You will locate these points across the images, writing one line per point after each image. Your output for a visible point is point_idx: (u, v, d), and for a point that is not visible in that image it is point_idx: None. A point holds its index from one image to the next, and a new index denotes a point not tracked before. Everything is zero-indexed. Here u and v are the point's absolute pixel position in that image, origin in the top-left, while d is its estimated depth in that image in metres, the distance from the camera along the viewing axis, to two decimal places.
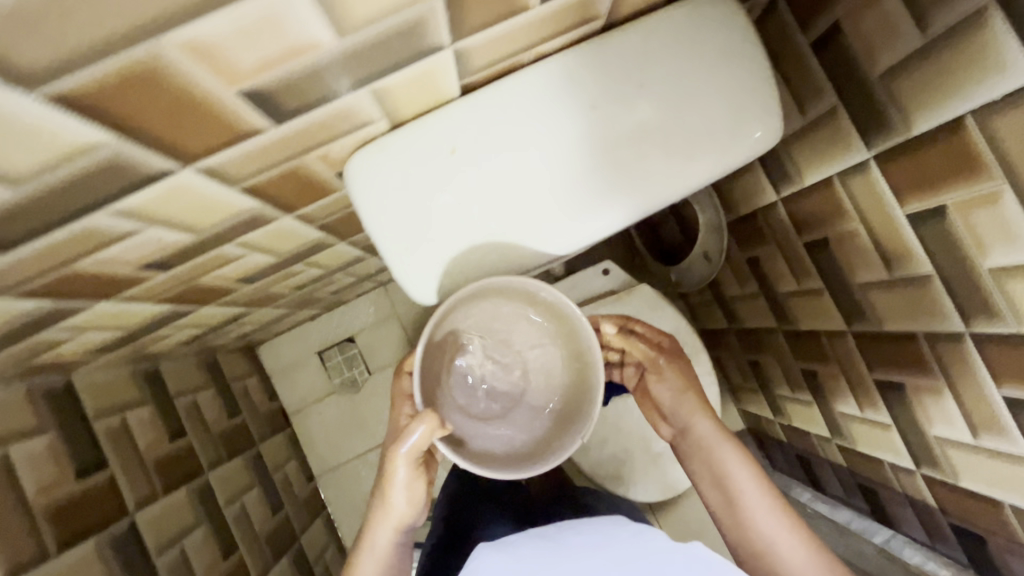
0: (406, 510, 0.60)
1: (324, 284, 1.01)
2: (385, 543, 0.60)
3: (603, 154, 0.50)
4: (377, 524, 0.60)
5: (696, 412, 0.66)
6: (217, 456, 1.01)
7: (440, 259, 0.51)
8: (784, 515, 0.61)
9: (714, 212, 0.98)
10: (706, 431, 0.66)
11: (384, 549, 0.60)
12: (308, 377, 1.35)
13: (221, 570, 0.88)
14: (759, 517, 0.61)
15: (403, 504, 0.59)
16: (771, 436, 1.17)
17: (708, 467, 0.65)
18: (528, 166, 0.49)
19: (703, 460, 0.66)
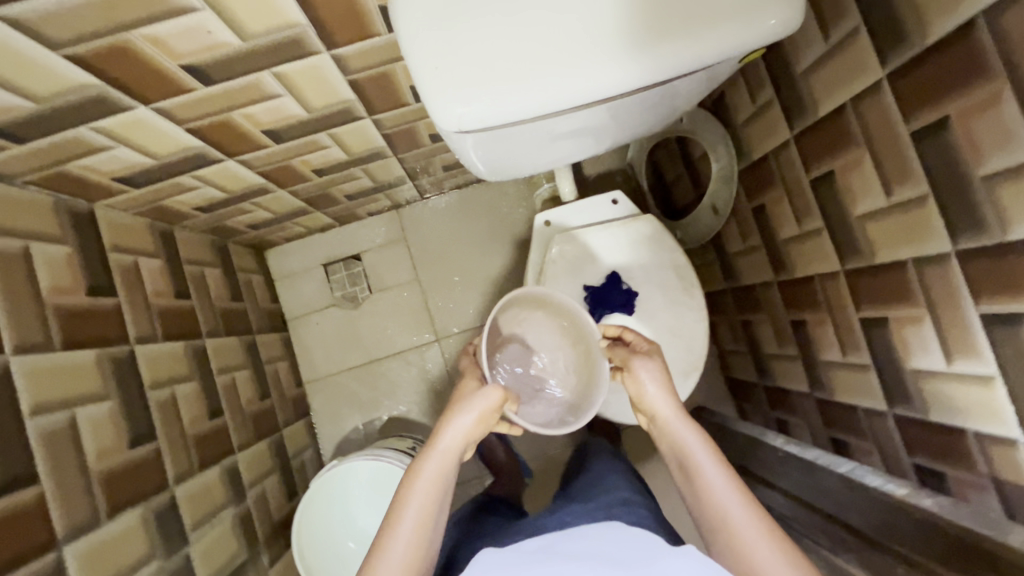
0: (477, 428, 0.64)
1: (342, 178, 1.03)
2: (452, 448, 0.62)
3: (627, 10, 0.54)
4: (447, 437, 0.63)
5: (661, 391, 0.70)
6: (215, 328, 1.04)
7: (465, 84, 0.54)
8: (741, 493, 0.60)
9: (728, 160, 1.01)
10: (667, 410, 0.69)
11: (447, 467, 0.62)
12: (311, 287, 1.38)
13: (206, 425, 0.91)
14: (716, 490, 0.61)
15: (474, 423, 0.64)
16: (753, 399, 1.19)
17: (670, 445, 0.68)
18: (558, 9, 0.54)
19: (666, 438, 0.68)
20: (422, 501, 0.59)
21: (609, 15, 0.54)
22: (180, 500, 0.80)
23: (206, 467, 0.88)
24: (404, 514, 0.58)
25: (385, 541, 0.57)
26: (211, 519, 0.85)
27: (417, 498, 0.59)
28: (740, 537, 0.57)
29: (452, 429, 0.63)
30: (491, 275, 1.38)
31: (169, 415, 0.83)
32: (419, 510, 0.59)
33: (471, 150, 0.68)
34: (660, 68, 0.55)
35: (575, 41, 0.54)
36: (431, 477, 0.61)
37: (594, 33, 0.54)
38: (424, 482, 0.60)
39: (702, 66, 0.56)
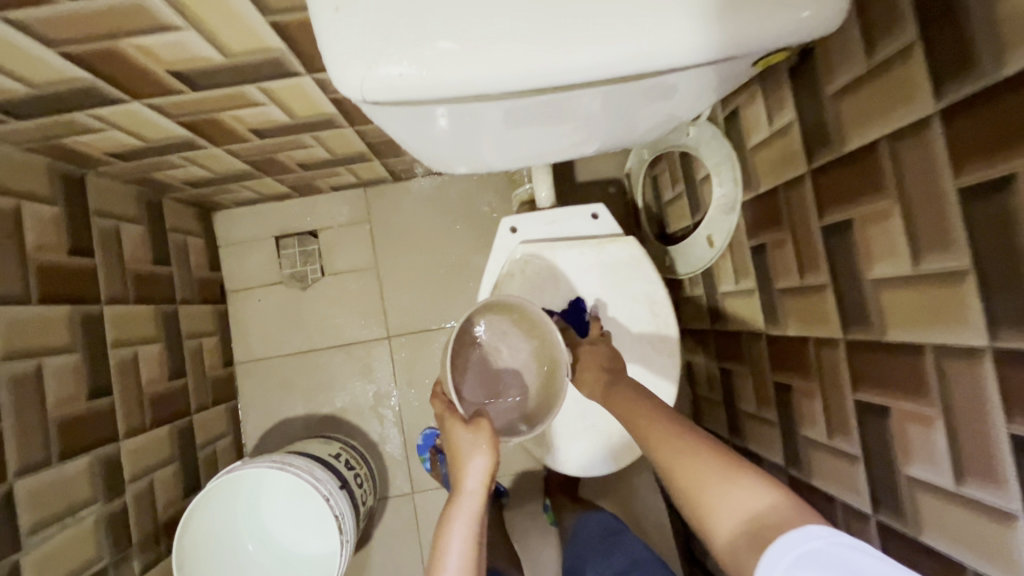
0: (489, 462, 0.63)
1: (290, 144, 0.90)
2: (476, 489, 0.61)
3: None
4: (468, 481, 0.62)
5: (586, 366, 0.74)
6: (123, 293, 0.91)
7: (373, 39, 0.40)
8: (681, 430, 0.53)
9: (732, 187, 0.87)
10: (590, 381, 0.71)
11: (475, 511, 0.60)
12: (259, 259, 1.25)
13: (83, 407, 0.78)
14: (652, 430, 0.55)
15: (484, 460, 0.62)
16: None
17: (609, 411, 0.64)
18: None
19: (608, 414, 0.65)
20: (462, 544, 0.58)
21: None
22: (21, 495, 0.67)
23: (71, 456, 0.75)
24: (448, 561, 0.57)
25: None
26: (64, 519, 0.73)
27: (455, 550, 0.57)
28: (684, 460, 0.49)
29: (466, 471, 0.62)
30: (457, 275, 1.25)
31: (25, 393, 0.70)
32: (460, 558, 0.57)
33: (408, 132, 0.56)
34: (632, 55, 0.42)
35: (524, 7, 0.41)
36: (462, 527, 0.59)
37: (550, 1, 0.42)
38: (455, 534, 0.58)
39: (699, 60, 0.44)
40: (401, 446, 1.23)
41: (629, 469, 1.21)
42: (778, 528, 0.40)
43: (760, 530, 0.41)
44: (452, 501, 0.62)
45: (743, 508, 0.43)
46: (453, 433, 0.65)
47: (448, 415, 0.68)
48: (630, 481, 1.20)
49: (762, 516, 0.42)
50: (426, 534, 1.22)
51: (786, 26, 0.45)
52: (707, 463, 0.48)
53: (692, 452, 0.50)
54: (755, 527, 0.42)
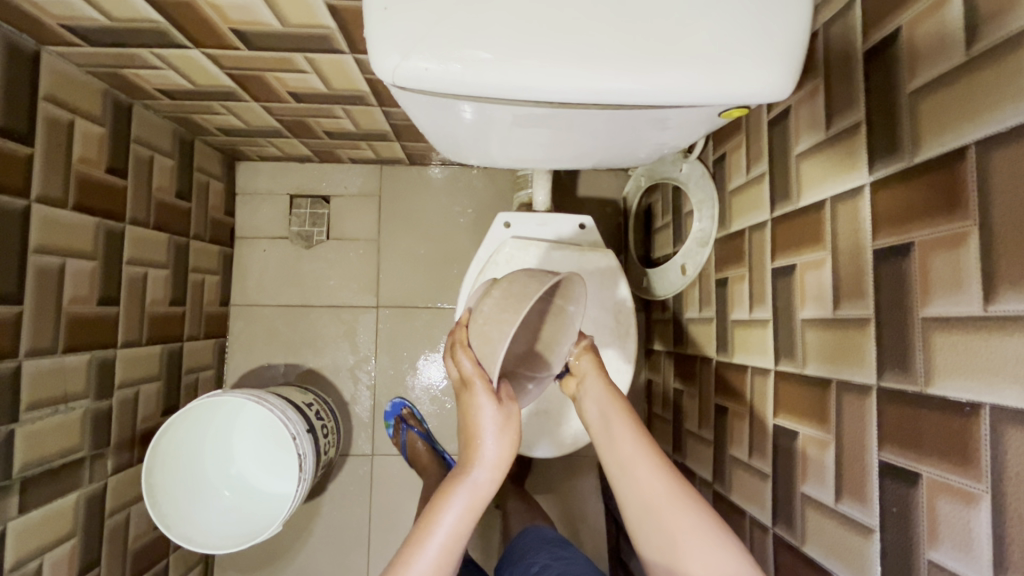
0: (508, 452, 0.68)
1: (322, 110, 0.98)
2: (483, 480, 0.66)
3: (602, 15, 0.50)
4: (478, 469, 0.66)
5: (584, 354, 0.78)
6: (145, 217, 0.99)
7: (409, 35, 0.49)
8: (670, 481, 0.65)
9: (709, 223, 0.96)
10: (586, 368, 0.77)
11: (480, 498, 0.66)
12: (271, 212, 1.33)
13: (91, 310, 0.86)
14: (641, 467, 0.67)
15: (502, 448, 0.67)
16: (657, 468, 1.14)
17: (600, 422, 0.74)
18: None
19: (602, 422, 0.73)
20: (449, 528, 0.63)
21: (582, 11, 0.49)
22: (26, 375, 0.75)
23: (73, 350, 0.83)
24: (432, 538, 0.63)
25: (414, 560, 0.61)
26: (57, 405, 0.80)
27: (447, 525, 0.63)
28: (669, 516, 0.62)
29: (484, 456, 0.67)
30: (452, 261, 1.33)
31: (46, 285, 0.78)
32: (447, 535, 0.63)
33: (426, 115, 0.64)
34: (625, 91, 0.51)
35: (535, 26, 0.49)
36: (460, 506, 0.64)
37: (558, 24, 0.49)
38: (451, 513, 0.64)
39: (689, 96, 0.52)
40: (370, 409, 1.31)
41: (576, 468, 1.29)
42: None
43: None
44: (462, 476, 0.66)
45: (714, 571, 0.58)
46: (479, 407, 0.67)
47: (480, 382, 0.67)
48: (575, 479, 1.28)
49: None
50: (378, 496, 1.29)
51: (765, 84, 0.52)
52: (686, 524, 0.61)
53: (676, 505, 0.63)
54: None
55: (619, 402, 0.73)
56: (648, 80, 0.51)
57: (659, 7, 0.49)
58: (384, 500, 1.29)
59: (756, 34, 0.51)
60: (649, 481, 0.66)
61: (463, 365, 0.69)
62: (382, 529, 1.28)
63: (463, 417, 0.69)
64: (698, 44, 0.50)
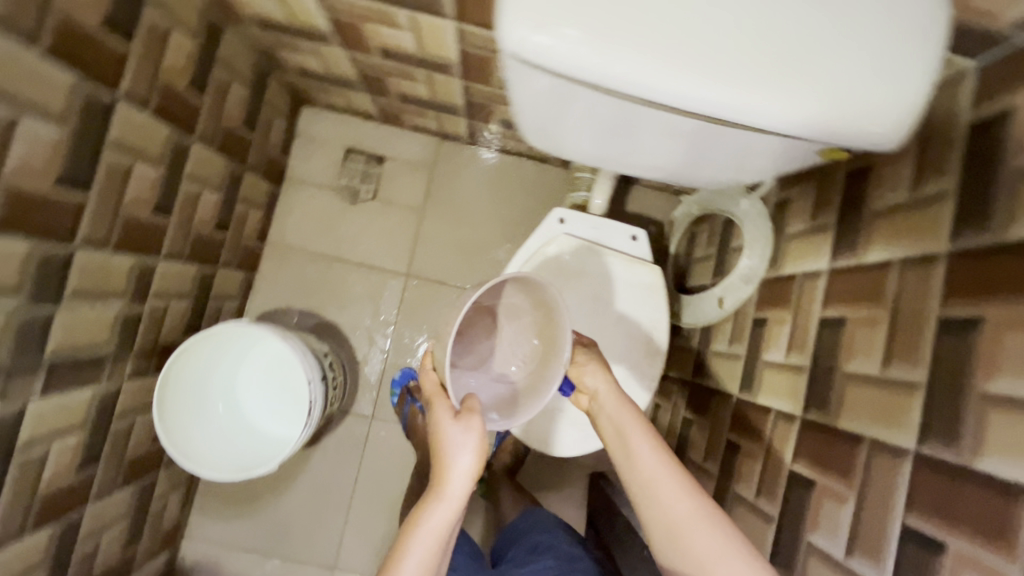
0: (475, 466, 0.67)
1: (406, 71, 0.99)
2: (457, 495, 0.66)
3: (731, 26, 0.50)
4: (451, 487, 0.66)
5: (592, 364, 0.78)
6: (211, 138, 1.00)
7: (542, 7, 0.48)
8: (693, 502, 0.65)
9: (758, 262, 0.96)
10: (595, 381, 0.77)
11: (447, 519, 0.65)
12: (324, 161, 1.34)
13: (146, 215, 0.87)
14: (660, 484, 0.67)
15: (470, 463, 0.66)
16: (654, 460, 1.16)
17: (614, 433, 0.74)
18: None
19: (616, 435, 0.73)
20: (424, 545, 0.65)
21: (712, 22, 0.49)
22: (76, 263, 0.76)
23: (122, 251, 0.84)
24: (408, 556, 0.64)
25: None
26: (97, 300, 0.81)
27: (422, 542, 0.65)
28: (693, 539, 0.63)
29: (453, 474, 0.66)
30: (489, 246, 1.34)
31: (113, 182, 0.79)
32: (425, 549, 0.65)
33: (520, 92, 0.63)
34: (760, 116, 0.51)
35: (665, 25, 0.49)
36: (434, 526, 0.65)
37: (687, 30, 0.49)
38: (425, 532, 0.65)
39: (797, 128, 0.52)
40: (379, 372, 1.31)
41: (567, 476, 1.29)
42: None
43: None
44: (434, 495, 0.66)
45: None
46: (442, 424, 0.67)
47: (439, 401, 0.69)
48: (563, 485, 1.29)
49: None
50: (369, 460, 1.29)
51: (871, 130, 0.52)
52: (712, 546, 0.62)
53: (696, 526, 0.64)
54: None
55: (633, 412, 0.74)
56: (763, 100, 0.50)
57: (797, 38, 0.50)
58: (374, 466, 1.29)
59: (878, 81, 0.51)
60: (669, 501, 0.66)
61: (427, 384, 0.74)
62: (366, 495, 1.28)
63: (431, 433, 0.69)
64: (831, 78, 0.50)
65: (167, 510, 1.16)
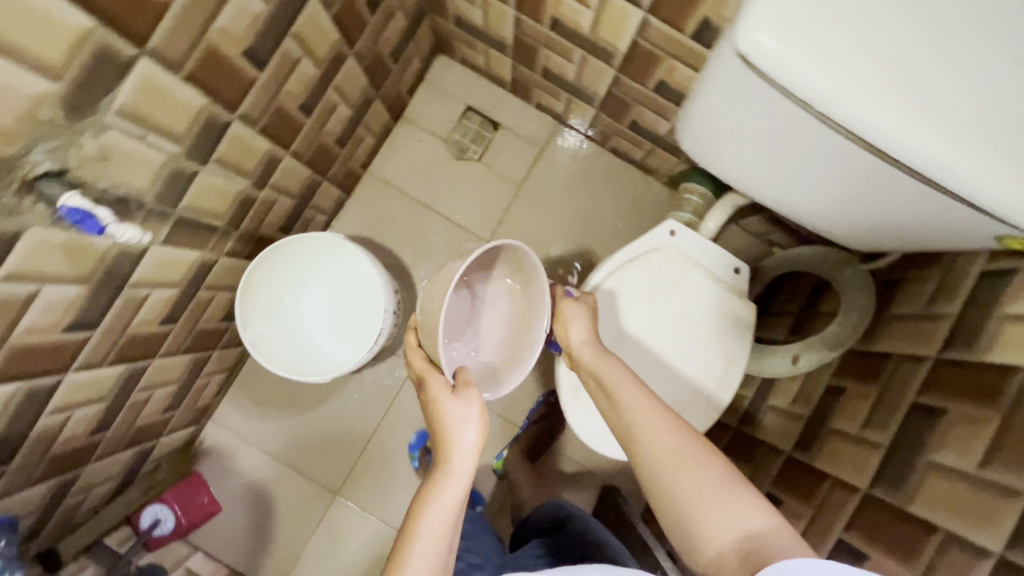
0: (480, 431, 0.71)
1: (565, 49, 1.01)
2: (467, 468, 0.68)
3: (959, 82, 0.50)
4: (459, 460, 0.69)
5: (578, 318, 0.83)
6: (364, 56, 1.03)
7: (786, 17, 0.50)
8: (676, 432, 0.64)
9: (848, 330, 0.94)
10: (579, 335, 0.82)
11: (458, 496, 0.66)
12: (443, 110, 1.37)
13: (292, 109, 0.90)
14: (641, 419, 0.67)
15: (476, 430, 0.70)
16: None
17: (597, 381, 0.77)
18: (915, 31, 0.50)
19: (598, 382, 0.76)
20: (441, 518, 0.64)
21: (943, 75, 0.50)
22: (231, 132, 0.79)
23: (264, 135, 0.87)
24: (422, 530, 0.63)
25: (408, 557, 0.61)
26: (231, 174, 0.85)
27: (438, 511, 0.64)
28: (670, 466, 0.61)
29: (459, 449, 0.69)
30: (573, 239, 1.36)
31: (283, 69, 0.82)
32: (445, 514, 0.64)
33: (726, 94, 0.60)
34: (1011, 201, 0.52)
35: (897, 66, 0.50)
36: (450, 496, 0.66)
37: (917, 77, 0.50)
38: (440, 502, 0.65)
39: (981, 199, 0.53)
40: None
41: (581, 480, 1.30)
42: (766, 548, 0.53)
43: (745, 552, 0.54)
44: (442, 469, 0.68)
45: (733, 530, 0.56)
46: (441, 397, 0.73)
47: (435, 377, 0.76)
48: (575, 488, 1.30)
49: (758, 535, 0.54)
50: (398, 404, 1.32)
51: None
52: (699, 480, 0.59)
53: (678, 463, 0.61)
54: (746, 548, 0.54)
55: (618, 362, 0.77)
56: (961, 161, 0.51)
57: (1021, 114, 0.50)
58: (401, 412, 1.31)
59: None
60: (649, 433, 0.65)
61: (416, 362, 0.79)
62: (387, 436, 1.31)
63: (430, 412, 0.74)
64: None
65: (206, 388, 1.20)
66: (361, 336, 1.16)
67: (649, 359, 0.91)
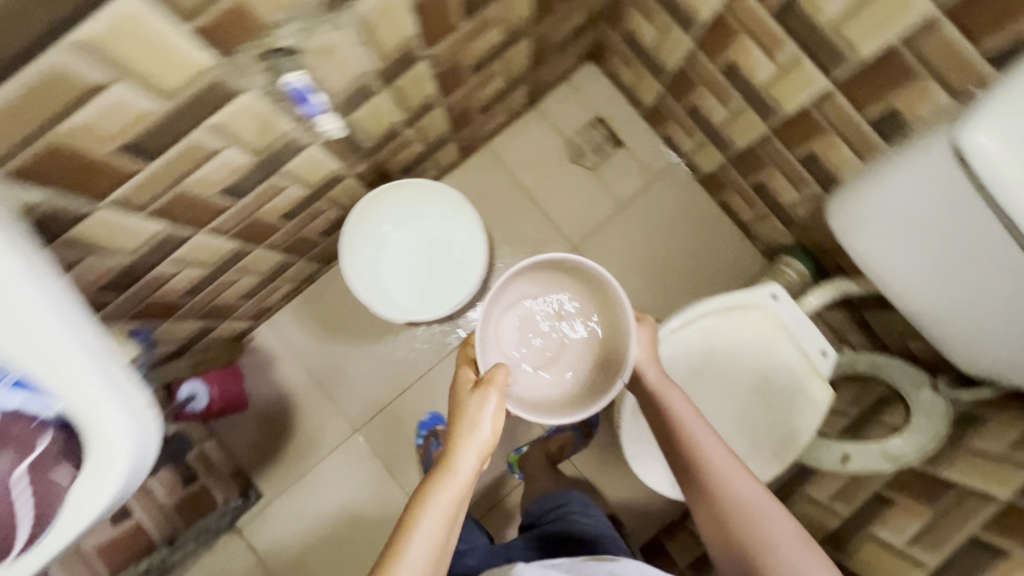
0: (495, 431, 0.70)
1: (727, 95, 1.03)
2: (468, 468, 0.68)
3: None
4: (462, 458, 0.68)
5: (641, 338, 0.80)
6: (538, 40, 1.07)
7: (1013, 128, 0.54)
8: (742, 477, 0.71)
9: (912, 451, 0.94)
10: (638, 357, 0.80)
11: (455, 495, 0.67)
12: (573, 112, 1.41)
13: (468, 65, 0.95)
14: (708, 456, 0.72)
15: (490, 428, 0.69)
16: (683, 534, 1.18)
17: (656, 405, 0.78)
18: None
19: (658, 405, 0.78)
20: (438, 514, 0.66)
21: None
22: (417, 68, 0.84)
23: (437, 80, 0.92)
24: (421, 522, 0.66)
25: (406, 546, 0.65)
26: (398, 105, 0.89)
27: (439, 504, 0.67)
28: (738, 509, 0.69)
29: (468, 443, 0.68)
30: (655, 272, 1.38)
31: (480, 27, 0.87)
32: (440, 513, 0.66)
33: (914, 181, 0.67)
34: None
35: None
36: (449, 493, 0.67)
37: None
38: (439, 498, 0.67)
39: None
40: None
41: None
42: None
43: None
44: (446, 464, 0.68)
45: None
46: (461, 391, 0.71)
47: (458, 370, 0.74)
48: None
49: None
50: (440, 368, 1.34)
51: None
52: (766, 525, 0.68)
53: (749, 508, 0.69)
54: None
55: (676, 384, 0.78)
56: None
57: None
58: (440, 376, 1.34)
59: None
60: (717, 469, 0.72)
61: None
62: (419, 394, 1.33)
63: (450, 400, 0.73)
64: None
65: (275, 291, 1.24)
66: (432, 295, 1.20)
67: (715, 409, 0.93)
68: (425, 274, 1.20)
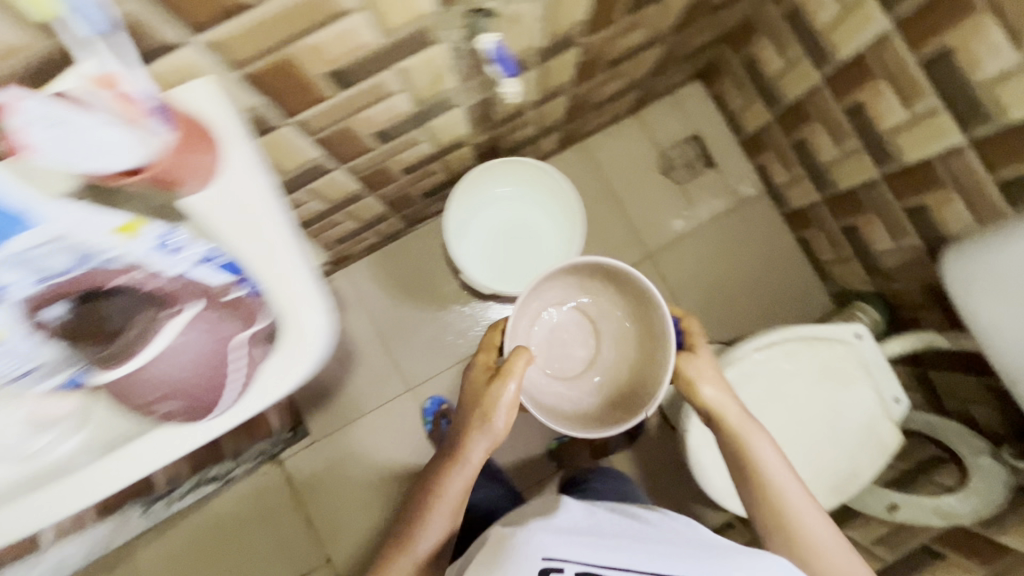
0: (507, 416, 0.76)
1: (844, 134, 1.06)
2: (477, 457, 0.77)
3: None
4: (474, 447, 0.77)
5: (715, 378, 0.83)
6: (670, 49, 1.11)
7: None
8: (806, 496, 0.75)
9: (967, 510, 0.94)
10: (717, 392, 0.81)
11: (465, 480, 0.77)
12: (672, 126, 1.44)
13: (607, 60, 0.99)
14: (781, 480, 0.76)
15: (502, 418, 0.76)
16: None
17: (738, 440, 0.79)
18: None
19: (737, 436, 0.79)
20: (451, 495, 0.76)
21: None
22: (570, 54, 0.88)
23: (578, 69, 0.96)
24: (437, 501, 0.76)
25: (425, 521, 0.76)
26: (539, 86, 0.94)
27: (451, 489, 0.76)
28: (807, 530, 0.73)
29: (480, 432, 0.76)
30: (723, 295, 1.40)
31: (633, 27, 0.91)
32: (453, 494, 0.76)
33: None
34: None
35: None
36: (461, 478, 0.76)
37: None
38: (452, 482, 0.76)
39: None
40: None
41: None
42: None
43: None
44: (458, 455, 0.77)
45: None
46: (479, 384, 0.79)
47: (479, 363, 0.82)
48: None
49: None
50: None
51: None
52: (829, 544, 0.72)
53: (820, 531, 0.73)
54: None
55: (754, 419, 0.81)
56: None
57: None
58: None
59: None
60: (787, 490, 0.75)
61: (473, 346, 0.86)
62: None
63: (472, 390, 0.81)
64: None
65: (363, 242, 1.29)
66: (512, 272, 1.24)
67: (784, 433, 0.95)
68: (511, 253, 1.24)
